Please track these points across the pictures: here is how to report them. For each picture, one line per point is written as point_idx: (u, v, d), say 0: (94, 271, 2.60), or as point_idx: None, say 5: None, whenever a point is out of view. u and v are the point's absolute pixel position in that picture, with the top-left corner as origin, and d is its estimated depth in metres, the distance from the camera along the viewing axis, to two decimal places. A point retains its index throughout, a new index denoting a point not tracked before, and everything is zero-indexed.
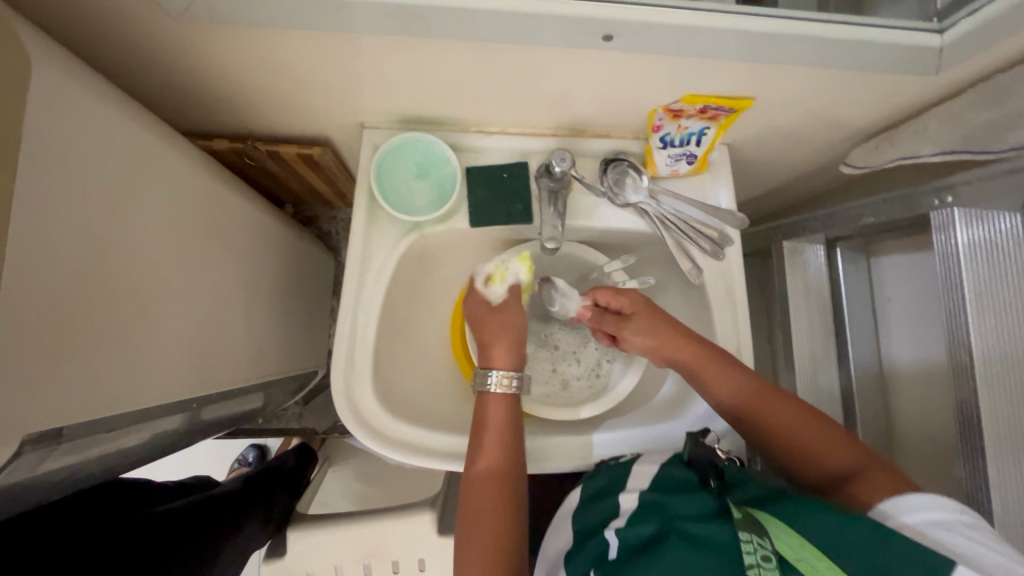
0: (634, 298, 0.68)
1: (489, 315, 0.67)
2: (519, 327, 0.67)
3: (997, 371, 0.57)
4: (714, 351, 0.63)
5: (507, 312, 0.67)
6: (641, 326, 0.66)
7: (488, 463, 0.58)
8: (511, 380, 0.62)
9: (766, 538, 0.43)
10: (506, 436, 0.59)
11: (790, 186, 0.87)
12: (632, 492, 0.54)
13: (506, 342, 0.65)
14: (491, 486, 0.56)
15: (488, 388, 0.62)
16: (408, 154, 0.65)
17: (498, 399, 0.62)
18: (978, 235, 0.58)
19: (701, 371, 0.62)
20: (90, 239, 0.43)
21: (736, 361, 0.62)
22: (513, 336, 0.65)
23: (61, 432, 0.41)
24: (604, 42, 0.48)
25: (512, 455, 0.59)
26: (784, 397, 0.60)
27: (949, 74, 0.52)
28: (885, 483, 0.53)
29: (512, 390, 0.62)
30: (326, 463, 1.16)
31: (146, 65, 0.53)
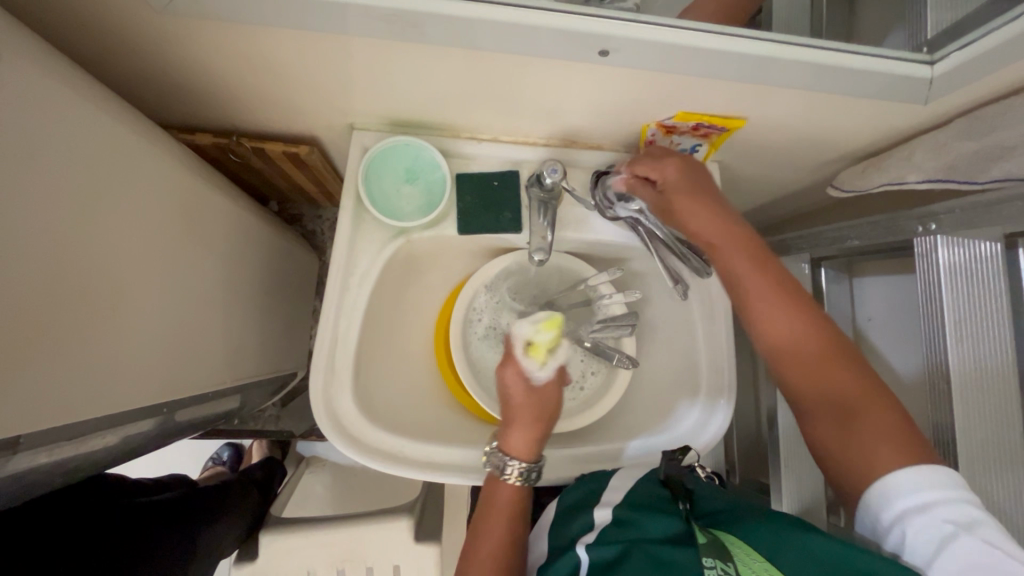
0: (670, 169, 0.61)
1: (513, 395, 0.64)
2: (546, 421, 0.63)
3: (975, 397, 0.58)
4: (765, 260, 0.57)
5: (530, 404, 0.63)
6: (682, 202, 0.60)
7: (504, 496, 0.59)
8: (518, 470, 0.59)
9: (730, 560, 0.43)
10: (518, 507, 0.59)
11: (777, 203, 0.87)
12: (606, 505, 0.54)
13: (529, 430, 0.61)
14: (503, 518, 0.58)
15: (502, 475, 0.59)
16: (396, 158, 0.65)
17: (509, 486, 0.59)
18: (958, 261, 0.59)
19: (743, 274, 0.57)
20: (59, 235, 0.41)
21: (794, 283, 0.56)
22: (534, 434, 0.61)
23: (19, 440, 0.39)
24: (600, 57, 0.48)
25: (518, 520, 0.59)
26: (836, 351, 0.52)
27: (936, 105, 0.53)
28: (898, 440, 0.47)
29: (520, 481, 0.59)
30: (303, 465, 1.14)
31: (126, 56, 0.51)
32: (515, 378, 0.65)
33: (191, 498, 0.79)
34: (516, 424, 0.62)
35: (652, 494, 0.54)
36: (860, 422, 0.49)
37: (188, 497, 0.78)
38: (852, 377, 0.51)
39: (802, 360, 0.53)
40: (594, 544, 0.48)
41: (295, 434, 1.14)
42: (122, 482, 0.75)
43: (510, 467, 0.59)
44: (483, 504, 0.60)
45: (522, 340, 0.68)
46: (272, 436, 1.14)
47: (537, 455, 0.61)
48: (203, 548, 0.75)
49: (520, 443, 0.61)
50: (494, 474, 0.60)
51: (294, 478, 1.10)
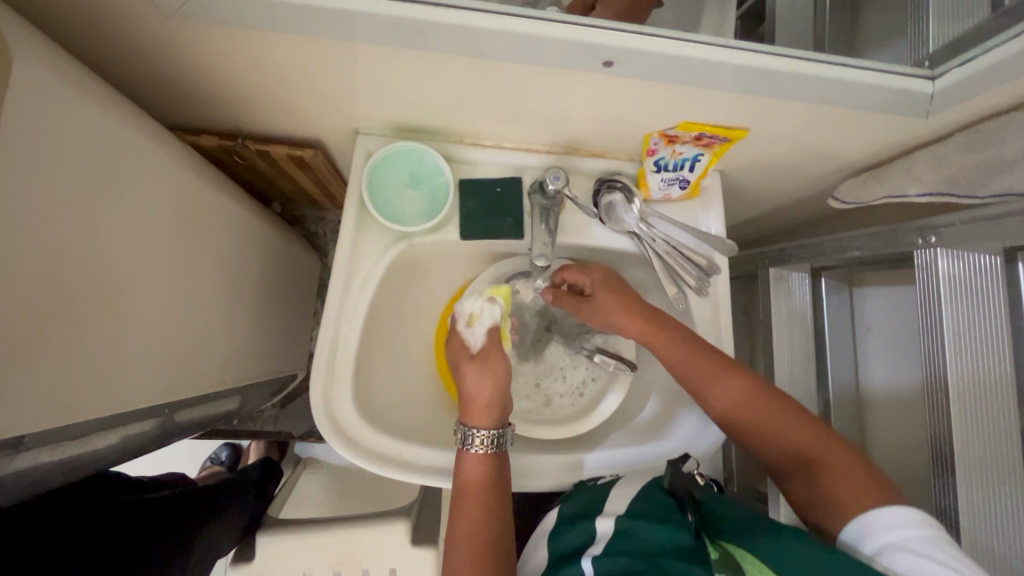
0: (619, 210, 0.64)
1: (467, 371, 0.62)
2: (502, 383, 0.62)
3: (974, 409, 0.58)
4: (716, 360, 0.61)
5: (490, 375, 0.61)
6: (596, 309, 0.68)
7: (470, 475, 0.57)
8: (484, 438, 0.58)
9: None
10: (491, 477, 0.58)
11: (779, 213, 0.88)
12: (608, 514, 0.54)
13: (483, 397, 0.60)
14: (473, 497, 0.56)
15: (468, 447, 0.58)
16: (400, 163, 0.65)
17: (474, 458, 0.58)
18: (958, 274, 0.59)
19: (696, 386, 0.62)
20: (65, 235, 0.41)
21: (730, 362, 0.61)
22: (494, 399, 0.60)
23: (21, 439, 0.39)
24: (603, 67, 0.48)
25: (495, 488, 0.57)
26: (782, 408, 0.58)
27: (937, 119, 0.54)
28: (867, 485, 0.51)
29: (490, 449, 0.58)
30: (300, 466, 1.14)
31: (135, 58, 0.51)
32: (461, 353, 0.65)
33: (188, 498, 0.78)
34: (470, 398, 0.61)
35: (656, 501, 0.54)
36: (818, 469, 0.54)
37: (185, 497, 0.78)
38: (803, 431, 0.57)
39: (752, 415, 0.59)
40: (601, 558, 0.48)
41: (293, 436, 1.15)
42: (120, 480, 0.75)
43: (473, 439, 0.58)
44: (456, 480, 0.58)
45: (468, 313, 0.67)
46: (271, 436, 1.15)
47: (503, 423, 0.60)
48: (200, 549, 0.75)
49: (478, 411, 0.60)
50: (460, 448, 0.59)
51: (291, 479, 1.10)
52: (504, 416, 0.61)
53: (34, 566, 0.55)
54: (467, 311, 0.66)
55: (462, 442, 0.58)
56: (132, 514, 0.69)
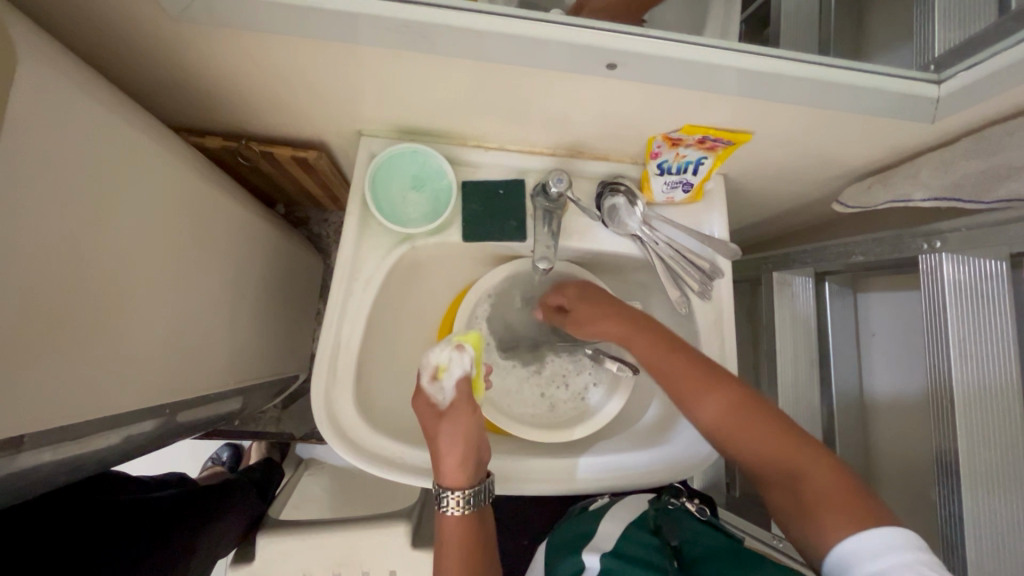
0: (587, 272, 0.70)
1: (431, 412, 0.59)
2: (471, 438, 0.58)
3: (979, 415, 0.58)
4: (693, 371, 0.60)
5: (451, 422, 0.58)
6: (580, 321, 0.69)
7: (451, 536, 0.57)
8: (458, 501, 0.56)
9: None
10: (471, 540, 0.57)
11: (782, 217, 0.87)
12: (594, 549, 0.57)
13: (451, 456, 0.57)
14: (454, 554, 0.56)
15: (444, 509, 0.57)
16: (403, 164, 0.65)
17: (452, 520, 0.57)
18: (963, 279, 0.59)
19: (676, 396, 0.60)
20: (69, 236, 0.41)
21: (709, 375, 0.59)
22: (463, 455, 0.57)
23: (23, 439, 0.39)
24: (607, 70, 0.48)
25: (473, 551, 0.57)
26: (761, 420, 0.55)
27: (943, 124, 0.53)
28: (847, 513, 0.47)
29: (466, 511, 0.57)
30: (301, 468, 1.14)
31: (141, 60, 0.52)
32: (427, 410, 0.59)
33: (189, 498, 0.79)
34: (439, 456, 0.57)
35: (641, 541, 0.57)
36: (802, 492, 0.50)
37: (187, 497, 0.78)
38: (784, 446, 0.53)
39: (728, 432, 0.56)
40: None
41: (294, 437, 1.15)
42: (123, 480, 0.75)
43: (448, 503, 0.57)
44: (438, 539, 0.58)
45: (432, 366, 0.60)
46: (273, 437, 1.15)
47: (478, 478, 0.58)
48: (200, 549, 0.74)
49: (450, 473, 0.57)
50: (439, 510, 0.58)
51: (292, 480, 1.10)
52: (478, 471, 0.59)
53: (35, 566, 0.55)
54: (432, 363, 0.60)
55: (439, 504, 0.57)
56: (133, 513, 0.69)
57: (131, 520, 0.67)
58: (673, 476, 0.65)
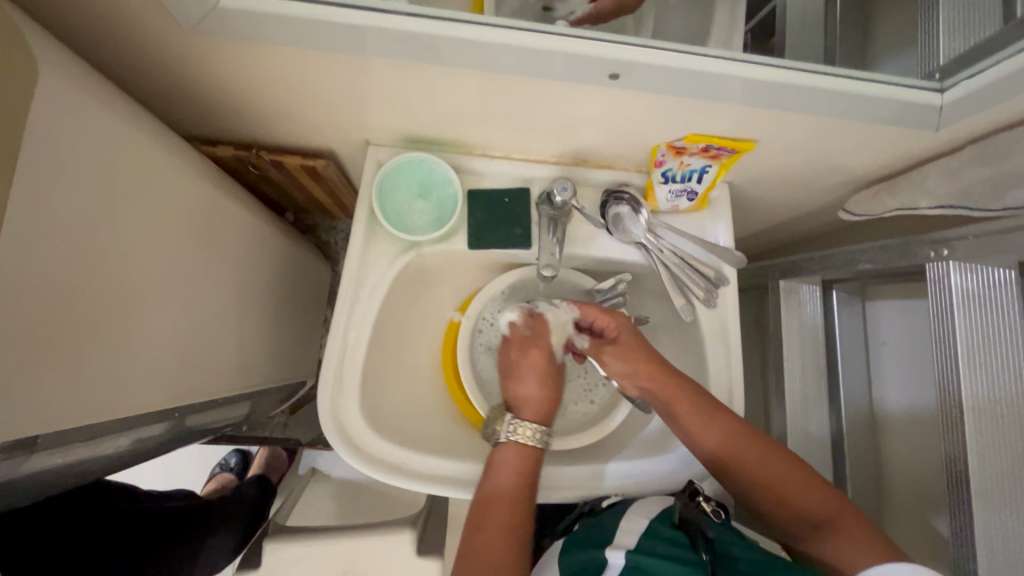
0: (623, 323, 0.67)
1: (515, 353, 0.69)
2: (552, 372, 0.68)
3: (989, 426, 0.57)
4: (693, 393, 0.63)
5: (534, 352, 0.68)
6: (621, 353, 0.66)
7: (504, 486, 0.58)
8: (530, 431, 0.63)
9: None
10: (527, 462, 0.61)
11: (789, 225, 0.87)
12: (617, 548, 0.54)
13: (534, 394, 0.66)
14: (509, 475, 0.59)
15: (510, 437, 0.62)
16: (410, 173, 0.66)
17: (515, 447, 0.62)
18: (970, 288, 0.58)
19: (677, 415, 0.62)
20: (85, 242, 0.42)
21: (711, 401, 0.62)
22: (543, 386, 0.67)
23: (37, 439, 0.40)
24: (610, 80, 0.49)
25: (529, 477, 0.60)
26: (761, 444, 0.60)
27: (949, 131, 0.53)
28: (861, 540, 0.53)
29: (535, 442, 0.62)
30: (309, 475, 1.15)
31: (156, 72, 0.53)
32: (511, 353, 0.69)
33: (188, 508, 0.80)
34: (521, 390, 0.66)
35: (668, 539, 0.56)
36: (831, 529, 0.55)
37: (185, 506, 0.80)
38: (787, 470, 0.59)
39: (743, 466, 0.60)
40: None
41: (302, 442, 1.20)
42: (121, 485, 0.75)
43: (516, 430, 0.63)
44: (491, 459, 0.62)
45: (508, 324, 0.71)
46: (281, 442, 1.20)
47: (547, 422, 0.65)
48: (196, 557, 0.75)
49: (528, 407, 0.65)
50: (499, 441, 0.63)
51: (298, 486, 1.10)
52: (552, 416, 0.66)
53: None
54: (509, 324, 0.70)
55: (506, 433, 0.63)
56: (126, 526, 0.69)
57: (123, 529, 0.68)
58: (682, 484, 0.66)
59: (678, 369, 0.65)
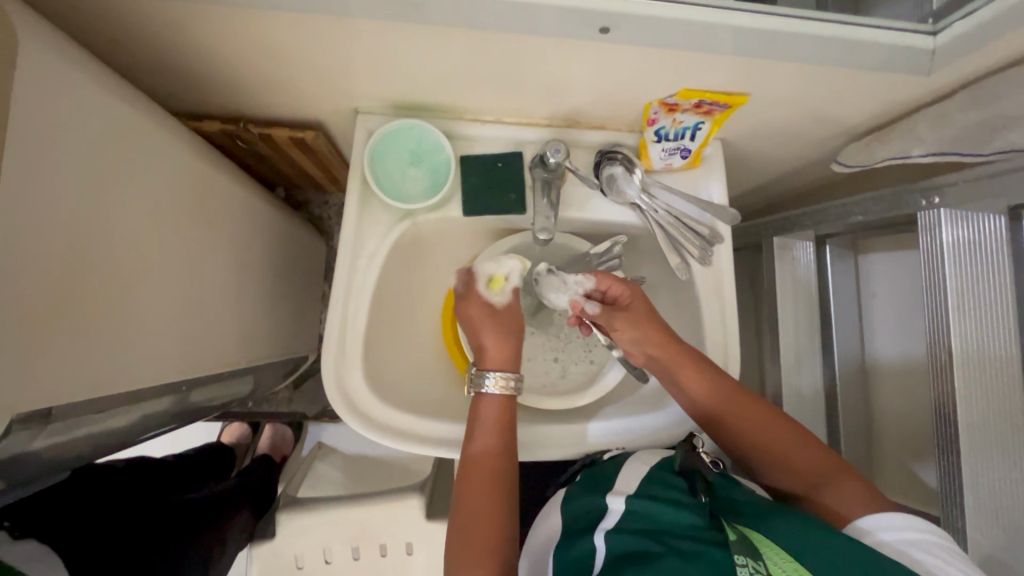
0: (636, 292, 0.68)
1: (475, 308, 0.68)
2: (512, 321, 0.68)
3: (975, 368, 0.59)
4: (694, 355, 0.64)
5: (505, 310, 0.68)
6: (631, 320, 0.67)
7: (481, 447, 0.59)
8: (507, 381, 0.63)
9: (761, 560, 0.44)
10: (500, 424, 0.61)
11: (783, 181, 0.87)
12: (618, 494, 0.56)
13: (499, 346, 0.65)
14: (489, 436, 0.60)
15: (484, 390, 0.63)
16: (401, 140, 0.65)
17: (492, 400, 0.62)
18: (963, 236, 0.59)
19: (682, 375, 0.64)
20: (78, 218, 0.42)
21: (711, 363, 0.64)
22: (506, 334, 0.66)
23: (51, 411, 0.41)
24: (601, 34, 0.48)
25: (504, 437, 0.60)
26: (761, 406, 0.62)
27: (942, 76, 0.53)
28: (859, 493, 0.55)
29: (511, 390, 0.63)
30: (316, 450, 1.17)
31: (135, 43, 0.52)
32: (478, 310, 0.68)
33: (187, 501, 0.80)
34: (485, 344, 0.66)
35: (668, 483, 0.57)
36: (826, 483, 0.57)
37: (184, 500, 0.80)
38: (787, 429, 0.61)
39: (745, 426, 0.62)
40: (614, 533, 0.51)
41: (307, 416, 1.22)
42: (110, 471, 0.76)
43: (491, 377, 0.63)
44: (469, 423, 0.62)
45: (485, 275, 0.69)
46: (285, 418, 1.21)
47: (517, 368, 0.66)
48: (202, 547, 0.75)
49: (495, 356, 0.65)
50: (478, 391, 0.63)
51: (305, 462, 1.14)
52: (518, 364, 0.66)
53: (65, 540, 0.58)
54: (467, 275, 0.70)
55: (483, 384, 0.63)
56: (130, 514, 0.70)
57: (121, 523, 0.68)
58: (677, 437, 0.68)
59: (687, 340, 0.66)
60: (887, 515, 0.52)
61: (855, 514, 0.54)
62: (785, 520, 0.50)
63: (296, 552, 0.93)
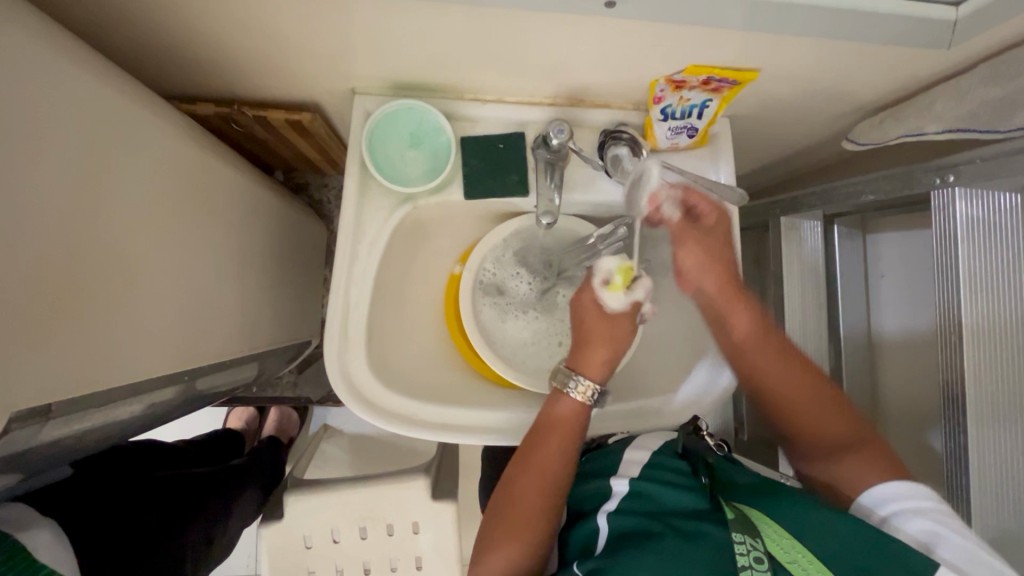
0: (713, 220, 0.64)
1: (590, 320, 0.63)
2: (622, 342, 0.62)
3: (987, 350, 0.58)
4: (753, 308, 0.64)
5: (619, 324, 0.62)
6: (704, 241, 0.63)
7: (554, 438, 0.58)
8: (591, 391, 0.59)
9: (758, 538, 0.45)
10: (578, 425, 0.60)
11: (792, 159, 0.85)
12: (622, 477, 0.57)
13: (597, 351, 0.61)
14: (561, 430, 0.59)
15: (568, 390, 0.60)
16: (400, 122, 0.63)
17: (570, 409, 0.60)
18: (976, 214, 0.58)
19: (731, 313, 0.65)
20: (69, 210, 0.41)
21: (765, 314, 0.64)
22: (610, 352, 0.61)
23: (50, 407, 0.40)
24: (606, 8, 0.46)
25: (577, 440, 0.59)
26: (816, 374, 0.61)
27: (961, 49, 0.51)
28: (884, 464, 0.57)
29: (589, 401, 0.59)
30: (322, 432, 1.18)
31: (119, 26, 0.50)
32: (591, 308, 0.63)
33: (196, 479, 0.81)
34: (591, 347, 0.61)
35: (668, 464, 0.58)
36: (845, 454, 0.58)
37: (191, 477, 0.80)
38: (830, 400, 0.60)
39: (789, 400, 0.61)
40: (616, 514, 0.51)
41: (312, 400, 1.23)
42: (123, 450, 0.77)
43: (578, 383, 0.60)
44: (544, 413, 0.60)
45: (604, 273, 0.63)
46: (291, 402, 1.22)
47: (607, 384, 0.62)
48: (203, 525, 0.76)
49: (590, 363, 0.61)
50: (562, 388, 0.60)
51: (312, 443, 1.15)
52: (608, 377, 0.62)
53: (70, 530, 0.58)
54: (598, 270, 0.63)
55: (569, 386, 0.60)
56: (139, 491, 0.71)
57: (126, 509, 0.68)
58: (674, 421, 0.68)
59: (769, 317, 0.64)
60: (893, 485, 0.55)
61: (868, 484, 0.56)
62: (785, 499, 0.51)
63: (305, 535, 0.94)
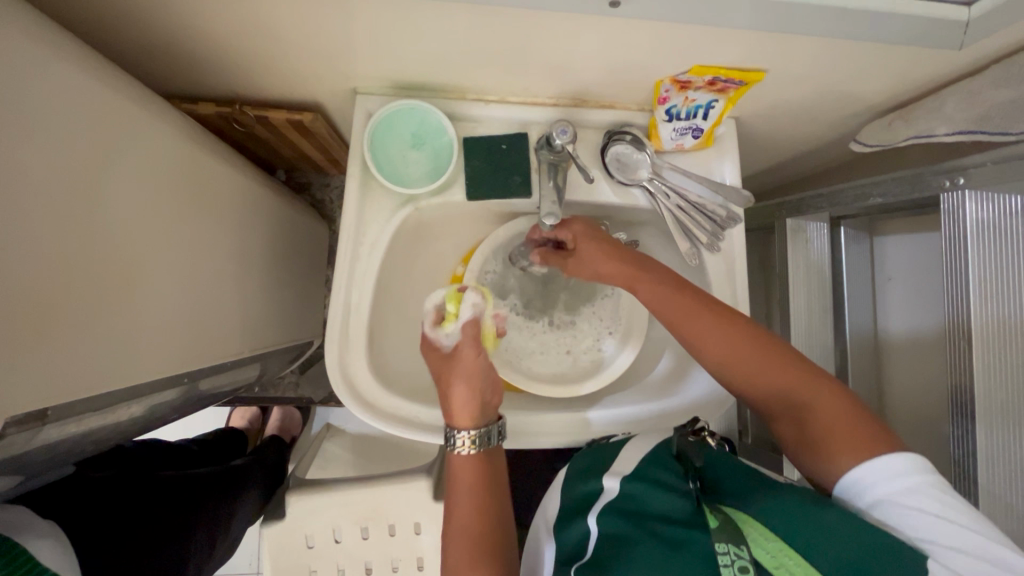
0: (578, 230, 0.65)
1: (442, 364, 0.59)
2: (479, 376, 0.59)
3: (997, 355, 0.57)
4: (685, 290, 0.61)
5: (463, 357, 0.58)
6: (585, 260, 0.66)
7: (461, 486, 0.57)
8: (470, 440, 0.57)
9: (744, 545, 0.43)
10: (480, 466, 0.58)
11: (798, 161, 0.84)
12: (614, 474, 0.55)
13: (459, 399, 0.58)
14: (465, 475, 0.57)
15: (453, 448, 0.58)
16: (402, 123, 0.63)
17: (464, 458, 0.58)
18: (986, 218, 0.56)
19: (671, 316, 0.60)
20: (70, 211, 0.41)
21: (698, 297, 0.60)
22: (468, 389, 0.58)
23: (46, 412, 0.40)
24: (611, 9, 0.45)
25: (484, 479, 0.58)
26: (763, 345, 0.57)
27: (972, 51, 0.50)
28: (857, 439, 0.50)
29: (475, 447, 0.58)
30: (325, 431, 1.19)
31: (119, 26, 0.50)
32: (433, 353, 0.60)
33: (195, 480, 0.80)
34: (450, 399, 0.58)
35: (656, 461, 0.55)
36: (813, 421, 0.52)
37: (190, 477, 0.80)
38: (782, 373, 0.55)
39: (739, 368, 0.57)
40: (605, 519, 0.50)
41: (314, 400, 1.23)
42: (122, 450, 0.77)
43: (457, 440, 0.58)
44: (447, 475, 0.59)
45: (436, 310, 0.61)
46: (294, 402, 1.22)
47: (487, 420, 0.60)
48: (205, 525, 0.76)
49: (457, 413, 0.58)
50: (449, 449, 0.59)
51: (314, 442, 1.15)
52: (488, 413, 0.60)
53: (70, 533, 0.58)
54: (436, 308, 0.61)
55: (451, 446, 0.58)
56: (136, 492, 0.71)
57: (121, 509, 0.67)
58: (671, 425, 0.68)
59: (694, 286, 0.62)
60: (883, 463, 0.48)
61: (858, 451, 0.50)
62: (768, 495, 0.49)
63: (307, 535, 0.94)
